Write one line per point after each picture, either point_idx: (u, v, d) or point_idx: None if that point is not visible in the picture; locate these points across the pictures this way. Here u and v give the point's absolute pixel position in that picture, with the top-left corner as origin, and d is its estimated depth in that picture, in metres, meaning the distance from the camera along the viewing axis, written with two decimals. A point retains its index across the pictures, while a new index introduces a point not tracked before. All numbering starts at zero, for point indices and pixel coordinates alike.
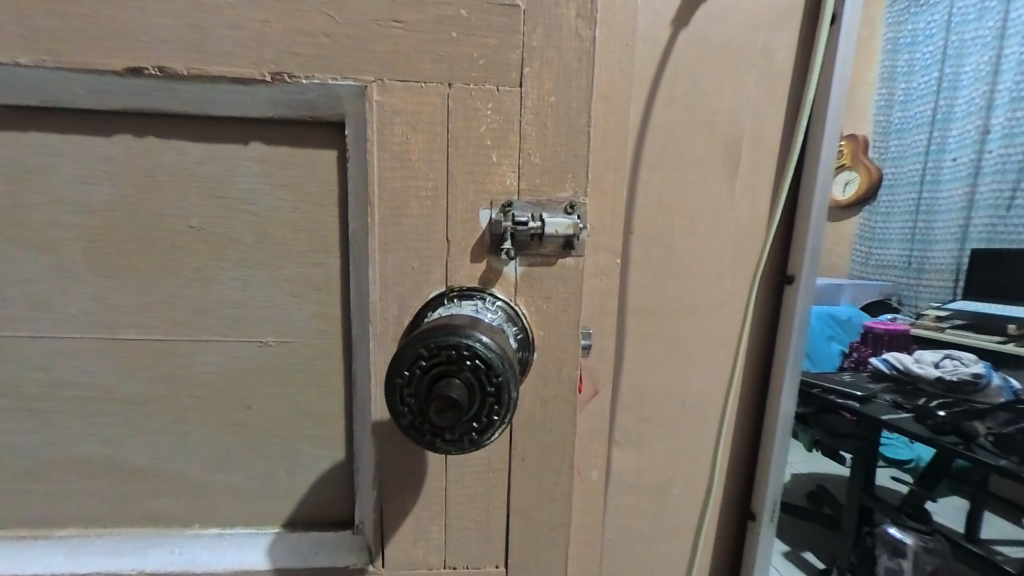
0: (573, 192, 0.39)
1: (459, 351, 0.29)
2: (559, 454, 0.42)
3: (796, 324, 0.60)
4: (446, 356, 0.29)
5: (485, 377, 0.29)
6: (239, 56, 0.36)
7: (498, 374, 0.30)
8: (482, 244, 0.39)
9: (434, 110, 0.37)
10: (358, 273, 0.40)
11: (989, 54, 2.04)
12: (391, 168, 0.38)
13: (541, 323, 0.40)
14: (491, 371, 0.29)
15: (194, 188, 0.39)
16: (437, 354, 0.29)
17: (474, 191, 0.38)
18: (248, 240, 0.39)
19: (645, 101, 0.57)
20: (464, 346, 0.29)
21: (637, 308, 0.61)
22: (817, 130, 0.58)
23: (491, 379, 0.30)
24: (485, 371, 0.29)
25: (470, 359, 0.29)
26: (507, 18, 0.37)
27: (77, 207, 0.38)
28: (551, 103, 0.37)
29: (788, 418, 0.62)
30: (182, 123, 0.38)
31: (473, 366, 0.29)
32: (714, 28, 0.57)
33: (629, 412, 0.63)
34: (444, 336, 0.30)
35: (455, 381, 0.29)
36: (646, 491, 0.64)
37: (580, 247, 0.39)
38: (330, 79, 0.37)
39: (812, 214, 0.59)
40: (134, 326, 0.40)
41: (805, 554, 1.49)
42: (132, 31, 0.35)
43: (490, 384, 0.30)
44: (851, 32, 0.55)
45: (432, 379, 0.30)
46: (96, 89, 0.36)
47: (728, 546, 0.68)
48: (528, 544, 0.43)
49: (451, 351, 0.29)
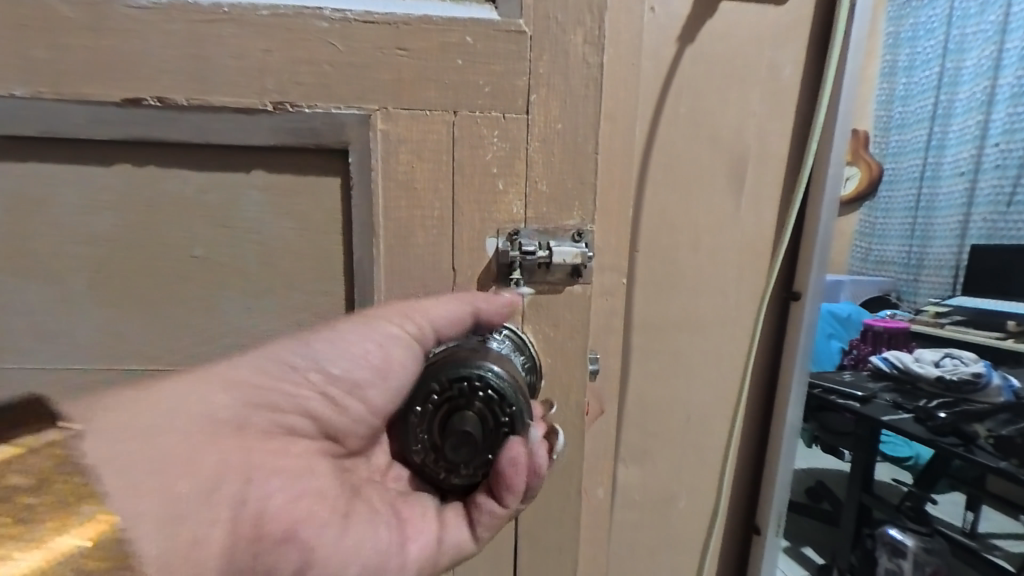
0: (580, 219, 0.39)
1: (472, 384, 0.31)
2: (566, 477, 0.42)
3: (802, 338, 0.60)
4: (458, 389, 0.31)
5: (498, 406, 0.31)
6: (240, 86, 0.35)
7: (510, 403, 0.31)
8: (489, 273, 0.39)
9: (439, 139, 0.37)
10: (363, 302, 0.39)
11: (989, 48, 1.96)
12: (397, 198, 0.37)
13: (548, 350, 0.40)
14: (504, 403, 0.31)
15: (198, 218, 0.38)
16: (450, 388, 0.31)
17: (481, 219, 0.38)
18: (252, 268, 0.39)
19: (650, 117, 0.56)
20: (474, 379, 0.31)
21: (641, 325, 0.60)
22: (823, 147, 0.57)
23: (504, 408, 0.31)
24: (500, 403, 0.31)
25: (480, 392, 0.31)
26: (513, 45, 0.36)
27: (79, 238, 0.38)
28: (558, 130, 0.37)
29: (793, 434, 0.62)
30: (181, 152, 0.37)
31: (485, 398, 0.31)
32: (718, 42, 0.56)
33: (633, 428, 0.62)
34: (455, 369, 0.31)
35: (468, 414, 0.31)
36: (651, 505, 0.64)
37: (587, 275, 0.40)
38: (333, 109, 0.36)
39: (818, 233, 0.59)
40: (140, 355, 0.40)
41: (804, 549, 1.51)
42: (131, 61, 0.34)
43: (503, 414, 0.31)
44: (857, 47, 0.55)
45: (447, 412, 0.31)
46: (94, 120, 0.36)
47: (732, 559, 0.68)
48: (536, 565, 0.43)
49: (464, 385, 0.31)
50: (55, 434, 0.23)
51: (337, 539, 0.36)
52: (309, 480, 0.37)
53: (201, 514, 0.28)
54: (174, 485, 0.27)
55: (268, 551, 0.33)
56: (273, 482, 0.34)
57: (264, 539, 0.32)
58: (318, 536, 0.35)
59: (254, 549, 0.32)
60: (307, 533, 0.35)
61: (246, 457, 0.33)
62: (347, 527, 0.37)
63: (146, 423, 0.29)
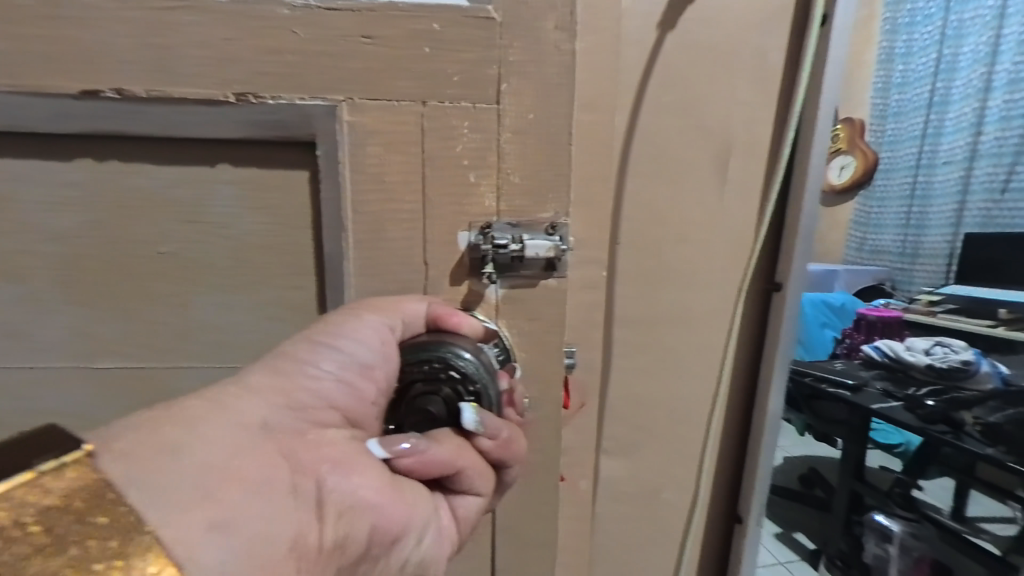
0: (554, 212, 0.38)
1: (433, 365, 0.33)
2: (545, 470, 0.43)
3: (784, 329, 0.61)
4: (421, 371, 0.33)
5: (461, 385, 0.33)
6: (201, 76, 0.34)
7: (474, 382, 0.33)
8: (462, 267, 0.38)
9: (409, 129, 0.36)
10: (336, 297, 0.39)
11: (988, 33, 1.88)
12: (366, 191, 0.36)
13: (524, 344, 0.40)
14: (467, 381, 0.33)
15: (165, 214, 0.38)
16: (413, 370, 0.34)
17: (453, 212, 0.37)
18: (221, 264, 0.38)
19: (631, 107, 0.55)
20: (436, 360, 0.33)
21: (626, 318, 0.59)
22: (806, 136, 0.57)
23: (468, 387, 0.33)
24: (462, 382, 0.33)
25: (443, 372, 0.33)
26: (483, 32, 0.35)
27: (42, 236, 0.37)
28: (530, 120, 0.36)
29: (774, 423, 0.63)
30: (146, 146, 0.36)
31: (449, 378, 0.33)
32: (702, 29, 0.54)
33: (619, 421, 0.62)
34: (416, 353, 0.34)
35: (431, 396, 0.33)
36: (637, 497, 0.64)
37: (562, 268, 0.39)
38: (298, 100, 0.35)
39: (801, 224, 0.58)
40: (112, 354, 0.39)
41: (797, 535, 1.54)
42: (85, 50, 0.33)
43: (468, 392, 0.33)
44: (840, 35, 0.54)
45: (412, 397, 0.33)
46: (53, 113, 0.34)
47: (716, 550, 0.69)
48: (516, 558, 0.44)
49: (425, 366, 0.33)
50: (77, 452, 0.22)
51: (400, 511, 0.33)
52: (363, 461, 0.32)
53: (253, 510, 0.26)
54: (216, 498, 0.25)
55: (334, 529, 0.30)
56: (322, 465, 0.31)
57: (326, 518, 0.30)
58: (381, 504, 0.32)
59: (321, 532, 0.29)
60: (371, 502, 0.32)
61: (285, 450, 0.30)
62: (396, 494, 0.33)
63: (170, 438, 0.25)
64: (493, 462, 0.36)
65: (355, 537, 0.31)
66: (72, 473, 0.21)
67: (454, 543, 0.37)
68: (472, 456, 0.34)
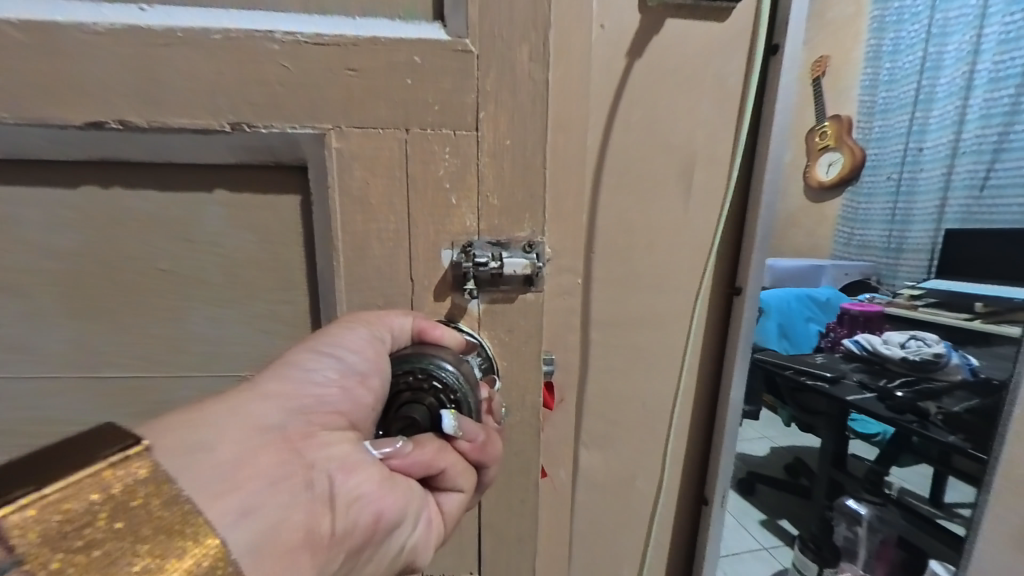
0: (531, 230, 0.41)
1: (416, 376, 0.36)
2: (523, 467, 0.46)
3: (744, 328, 0.65)
4: (406, 382, 0.37)
5: (443, 395, 0.36)
6: (194, 106, 0.36)
7: (454, 392, 0.36)
8: (445, 282, 0.41)
9: (391, 154, 0.38)
10: (327, 309, 0.42)
11: (970, 33, 1.89)
12: (353, 211, 0.39)
13: (502, 352, 0.43)
14: (448, 391, 0.36)
15: (162, 233, 0.40)
16: (399, 382, 0.37)
17: (435, 231, 0.40)
18: (217, 280, 0.41)
19: (603, 123, 0.58)
20: (419, 371, 0.36)
21: (603, 321, 0.63)
22: (766, 150, 0.60)
23: (449, 396, 0.36)
24: (444, 391, 0.36)
25: (426, 383, 0.36)
26: (460, 63, 0.37)
27: (44, 255, 0.39)
28: (507, 145, 0.39)
29: (736, 412, 0.67)
30: (144, 170, 0.39)
31: (432, 388, 0.36)
32: (672, 47, 0.57)
33: (597, 417, 0.66)
34: (400, 365, 0.37)
35: (415, 404, 0.36)
36: (614, 488, 0.68)
37: (540, 283, 0.42)
38: (288, 128, 0.37)
39: (758, 230, 0.62)
40: (113, 364, 0.42)
41: (780, 522, 1.60)
42: (82, 82, 0.35)
43: (449, 401, 0.36)
44: (793, 58, 0.58)
45: (399, 405, 0.37)
46: (56, 141, 0.36)
47: (686, 536, 0.73)
48: (496, 547, 0.47)
49: (409, 377, 0.37)
50: (136, 446, 0.25)
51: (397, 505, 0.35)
52: (363, 458, 0.34)
53: (273, 501, 0.28)
54: (242, 489, 0.27)
55: (343, 520, 0.32)
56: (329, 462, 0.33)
57: (336, 509, 0.31)
58: (379, 497, 0.34)
59: (332, 522, 0.31)
60: (371, 497, 0.33)
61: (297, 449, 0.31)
62: (391, 488, 0.35)
63: (198, 437, 0.28)
64: (474, 463, 0.39)
65: (359, 526, 0.33)
66: (131, 463, 0.24)
67: (441, 535, 0.40)
68: (453, 457, 0.37)
